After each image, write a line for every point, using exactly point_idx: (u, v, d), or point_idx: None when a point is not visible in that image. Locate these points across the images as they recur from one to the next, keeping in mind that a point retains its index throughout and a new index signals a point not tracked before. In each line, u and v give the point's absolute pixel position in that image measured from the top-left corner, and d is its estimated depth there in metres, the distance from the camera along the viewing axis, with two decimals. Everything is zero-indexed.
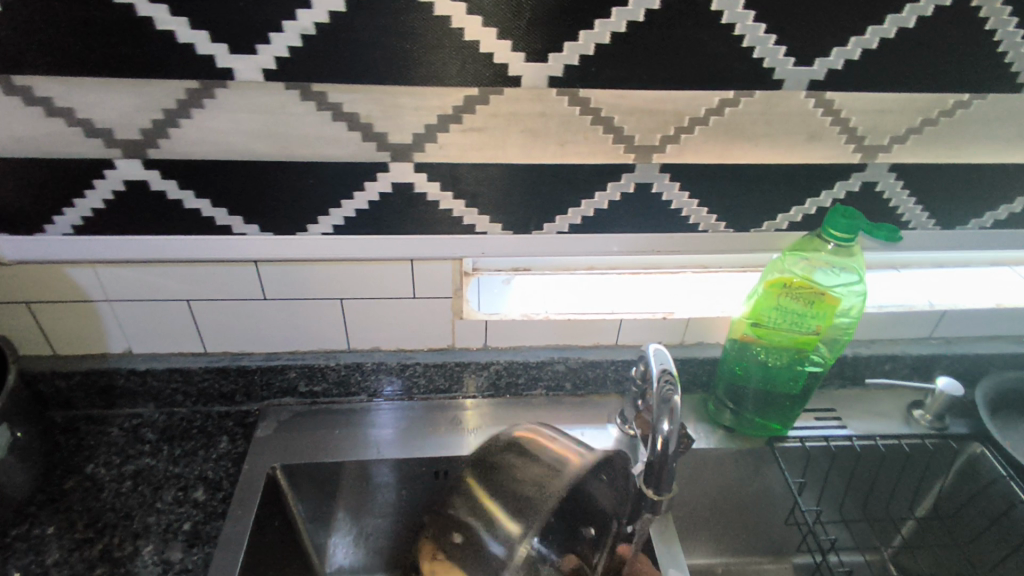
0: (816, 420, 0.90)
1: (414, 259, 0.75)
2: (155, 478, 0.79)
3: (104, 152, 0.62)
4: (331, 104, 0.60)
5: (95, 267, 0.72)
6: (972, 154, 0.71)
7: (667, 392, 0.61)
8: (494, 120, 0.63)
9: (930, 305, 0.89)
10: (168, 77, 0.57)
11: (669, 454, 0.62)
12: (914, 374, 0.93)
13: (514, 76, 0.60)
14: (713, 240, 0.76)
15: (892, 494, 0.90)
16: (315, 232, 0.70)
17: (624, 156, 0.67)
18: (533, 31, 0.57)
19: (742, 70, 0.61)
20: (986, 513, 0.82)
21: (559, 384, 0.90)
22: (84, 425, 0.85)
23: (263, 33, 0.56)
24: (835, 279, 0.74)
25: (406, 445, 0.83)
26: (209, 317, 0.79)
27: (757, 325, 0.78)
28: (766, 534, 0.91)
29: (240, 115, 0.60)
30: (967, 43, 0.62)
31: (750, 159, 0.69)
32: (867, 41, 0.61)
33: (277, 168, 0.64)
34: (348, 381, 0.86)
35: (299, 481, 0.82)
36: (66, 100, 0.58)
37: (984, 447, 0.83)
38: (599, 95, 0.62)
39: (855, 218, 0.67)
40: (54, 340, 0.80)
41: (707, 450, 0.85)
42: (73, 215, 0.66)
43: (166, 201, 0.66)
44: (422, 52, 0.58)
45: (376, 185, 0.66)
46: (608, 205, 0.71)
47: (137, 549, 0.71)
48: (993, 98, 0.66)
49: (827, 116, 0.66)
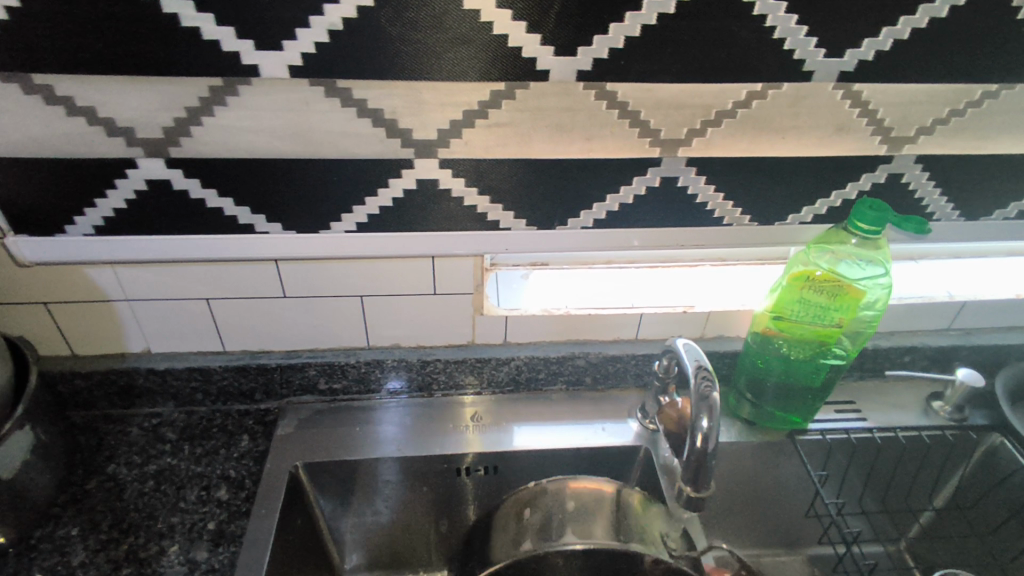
0: (836, 413, 0.89)
1: (436, 256, 0.74)
2: (177, 478, 0.79)
3: (126, 151, 0.61)
4: (356, 100, 0.60)
5: (115, 268, 0.72)
6: (998, 144, 0.70)
7: (706, 389, 0.61)
8: (520, 115, 0.62)
9: (950, 296, 0.89)
10: (192, 74, 0.57)
11: (708, 451, 0.62)
12: (933, 366, 0.93)
13: (542, 70, 0.59)
14: (737, 233, 0.76)
15: (913, 485, 0.90)
16: (338, 230, 0.69)
17: (650, 150, 0.66)
18: (562, 24, 0.57)
19: (773, 62, 0.61)
20: (1006, 503, 0.82)
21: (579, 379, 0.90)
22: (103, 425, 0.84)
23: (289, 29, 0.55)
24: (860, 271, 0.72)
25: (425, 442, 0.83)
26: (230, 315, 0.79)
27: (780, 318, 0.77)
28: (788, 527, 0.90)
29: (264, 113, 0.60)
30: (999, 33, 0.61)
31: (777, 151, 0.68)
32: (898, 32, 0.60)
33: (300, 166, 0.64)
34: (367, 379, 0.86)
35: (320, 478, 0.81)
36: (88, 99, 0.57)
37: (1005, 437, 0.83)
38: (626, 89, 0.61)
39: (884, 210, 0.66)
40: (72, 341, 0.79)
41: (728, 444, 0.85)
42: (95, 215, 0.66)
43: (188, 200, 0.65)
44: (449, 46, 0.57)
45: (400, 182, 0.65)
46: (633, 199, 0.70)
47: (163, 549, 0.71)
48: (1021, 88, 0.66)
49: (854, 108, 0.65)
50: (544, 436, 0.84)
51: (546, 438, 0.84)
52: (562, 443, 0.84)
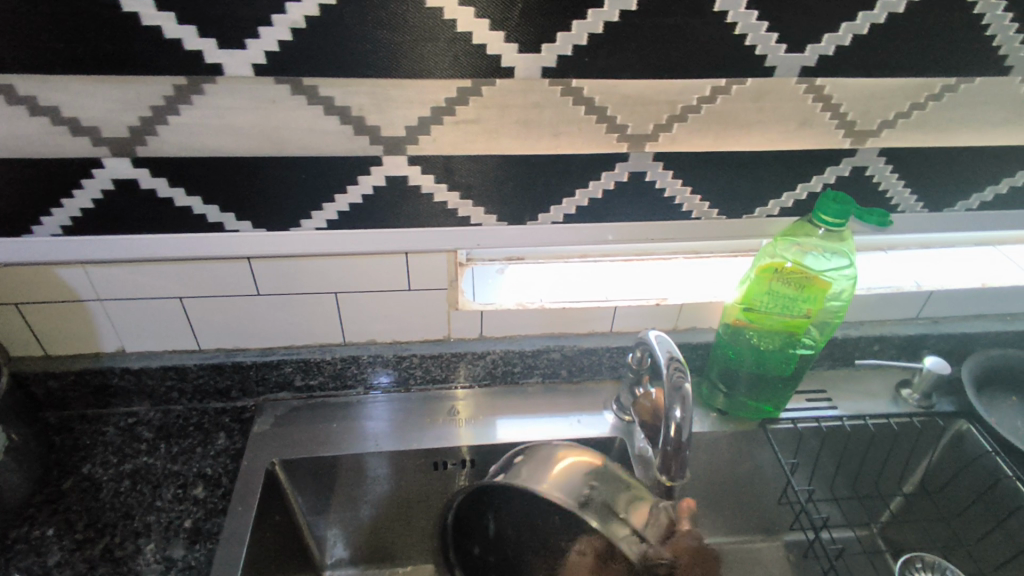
0: (807, 402, 0.91)
1: (408, 252, 0.74)
2: (154, 476, 0.79)
3: (91, 150, 0.61)
4: (323, 98, 0.60)
5: (86, 267, 0.71)
6: (959, 136, 0.72)
7: (678, 379, 0.62)
8: (487, 112, 0.63)
9: (917, 286, 0.91)
10: (156, 73, 0.56)
11: (683, 441, 0.63)
12: (902, 354, 0.95)
13: (507, 67, 0.60)
14: (706, 226, 0.77)
15: (881, 472, 0.92)
16: (309, 227, 0.70)
17: (618, 146, 0.67)
18: (526, 22, 0.57)
19: (735, 58, 0.62)
20: (971, 488, 0.85)
21: (555, 372, 0.91)
22: (78, 425, 0.84)
23: (252, 28, 0.55)
24: (826, 263, 0.74)
25: (402, 436, 0.84)
26: (203, 314, 0.78)
27: (749, 309, 0.78)
28: (758, 513, 0.92)
29: (229, 111, 0.60)
30: (955, 29, 0.62)
31: (742, 145, 0.69)
32: (858, 27, 0.61)
33: (269, 165, 0.64)
34: (344, 375, 0.86)
35: (297, 476, 0.82)
36: (51, 99, 0.57)
37: (971, 425, 0.85)
38: (592, 85, 0.62)
39: (846, 203, 0.67)
40: (44, 341, 0.79)
41: (702, 434, 0.87)
42: (62, 215, 0.65)
43: (156, 199, 0.65)
44: (414, 43, 0.57)
45: (370, 179, 0.66)
46: (603, 194, 0.71)
47: (139, 547, 0.71)
48: (980, 81, 0.67)
49: (817, 102, 0.66)
50: (523, 429, 0.85)
51: (524, 430, 0.85)
52: (541, 435, 0.85)
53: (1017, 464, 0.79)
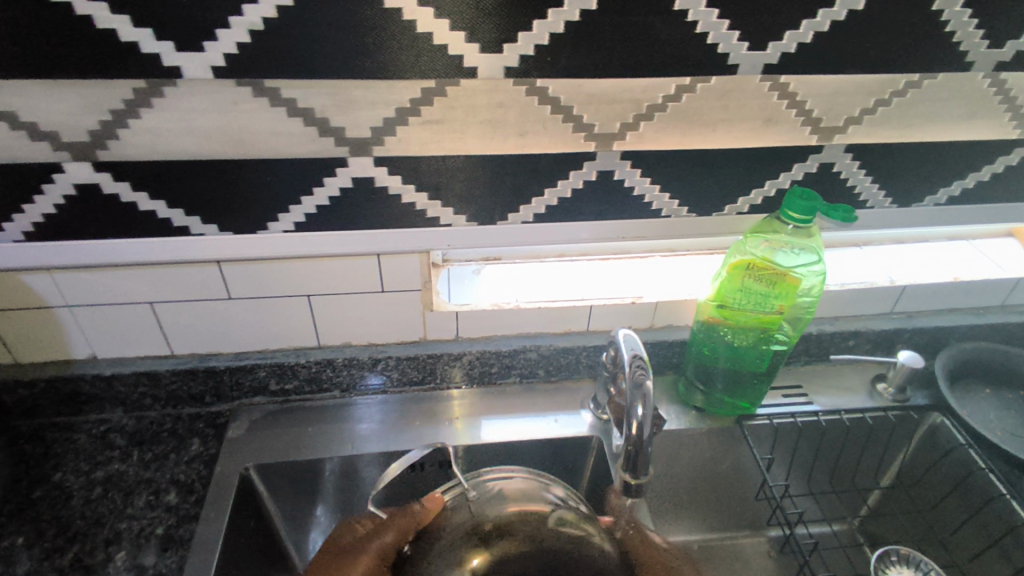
0: (783, 398, 0.91)
1: (380, 254, 0.74)
2: (126, 484, 0.78)
3: (52, 155, 0.60)
4: (285, 100, 0.59)
5: (51, 274, 0.71)
6: (924, 133, 0.72)
7: (639, 376, 0.62)
8: (452, 112, 0.63)
9: (891, 280, 0.91)
10: (114, 77, 0.56)
11: (644, 438, 0.63)
12: (877, 349, 0.95)
13: (470, 67, 0.60)
14: (677, 224, 0.77)
15: (857, 465, 0.92)
16: (277, 230, 0.69)
17: (585, 145, 0.67)
18: (487, 22, 0.57)
19: (698, 56, 0.62)
20: (945, 481, 0.85)
21: (532, 371, 0.90)
22: (50, 433, 0.83)
23: (210, 30, 0.55)
24: (796, 259, 0.74)
25: (379, 438, 0.84)
26: (174, 318, 0.78)
27: (722, 306, 0.79)
28: (737, 508, 0.92)
29: (190, 114, 0.59)
30: (915, 25, 0.63)
31: (709, 143, 0.69)
32: (818, 24, 0.61)
33: (234, 168, 0.63)
34: (320, 378, 0.86)
35: (272, 479, 0.81)
36: (7, 103, 0.56)
37: (944, 417, 0.86)
38: (557, 84, 0.62)
39: (813, 199, 0.68)
40: (14, 348, 0.78)
41: (677, 432, 0.87)
42: (24, 220, 0.65)
43: (121, 204, 0.65)
44: (375, 45, 0.57)
45: (336, 180, 0.66)
46: (572, 193, 0.71)
47: (110, 555, 0.71)
48: (943, 77, 0.67)
49: (782, 99, 0.66)
50: (500, 429, 0.86)
51: (501, 430, 0.85)
52: (520, 436, 0.85)
53: (989, 456, 0.80)
